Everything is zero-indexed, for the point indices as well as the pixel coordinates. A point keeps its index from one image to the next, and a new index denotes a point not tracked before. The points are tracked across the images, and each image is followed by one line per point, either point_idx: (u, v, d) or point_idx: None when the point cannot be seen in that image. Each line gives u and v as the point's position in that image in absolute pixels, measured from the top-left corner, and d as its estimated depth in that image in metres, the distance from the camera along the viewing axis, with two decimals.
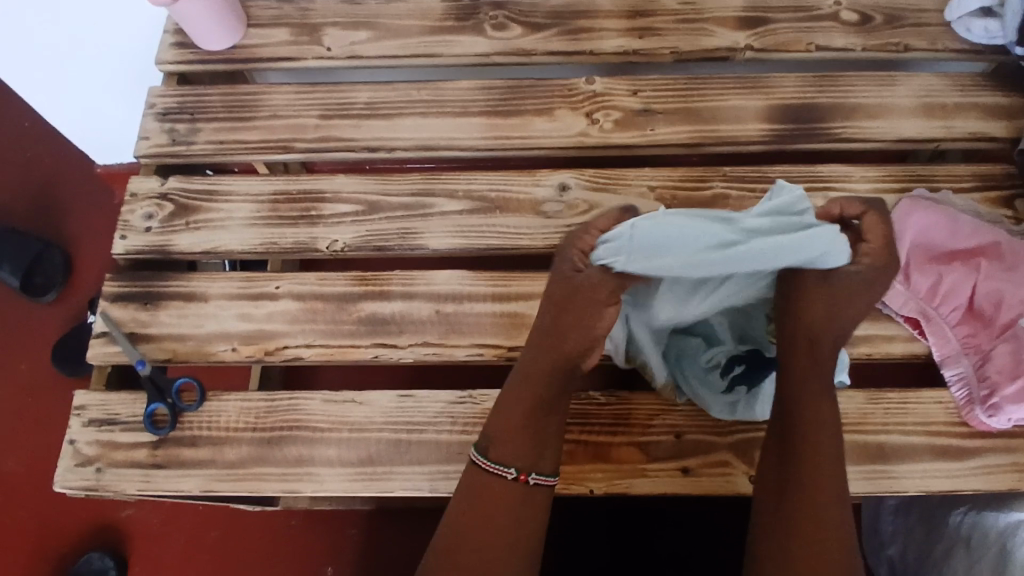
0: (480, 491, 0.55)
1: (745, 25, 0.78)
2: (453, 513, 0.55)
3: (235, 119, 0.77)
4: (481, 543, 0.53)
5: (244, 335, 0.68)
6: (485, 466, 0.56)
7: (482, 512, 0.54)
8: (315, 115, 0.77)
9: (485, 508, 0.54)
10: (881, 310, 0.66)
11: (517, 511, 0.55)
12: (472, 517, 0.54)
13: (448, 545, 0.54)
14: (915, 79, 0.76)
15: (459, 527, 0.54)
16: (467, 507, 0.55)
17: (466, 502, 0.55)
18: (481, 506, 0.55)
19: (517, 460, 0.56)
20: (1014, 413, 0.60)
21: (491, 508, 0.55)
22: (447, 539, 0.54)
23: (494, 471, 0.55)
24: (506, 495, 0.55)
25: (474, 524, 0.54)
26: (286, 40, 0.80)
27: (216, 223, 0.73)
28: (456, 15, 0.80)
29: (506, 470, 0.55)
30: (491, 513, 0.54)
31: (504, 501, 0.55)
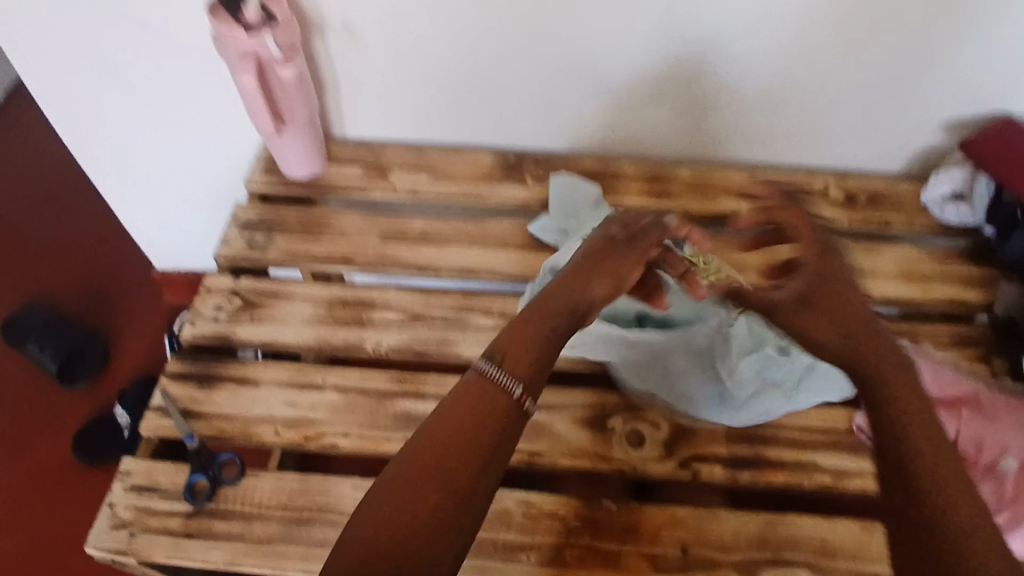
0: (462, 407, 0.53)
1: (747, 195, 0.92)
2: (391, 479, 0.50)
3: (305, 234, 0.89)
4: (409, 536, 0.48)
5: (288, 420, 0.74)
6: (488, 374, 0.55)
7: (425, 476, 0.50)
8: (375, 238, 0.88)
9: (437, 462, 0.50)
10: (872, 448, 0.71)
11: (465, 489, 0.50)
12: (429, 454, 0.51)
13: (398, 479, 0.50)
14: (896, 251, 0.88)
15: (389, 509, 0.49)
16: (414, 466, 0.50)
17: (422, 463, 0.50)
18: (443, 449, 0.51)
19: (514, 378, 0.55)
20: None
21: (446, 464, 0.50)
22: (372, 520, 0.48)
23: (500, 382, 0.54)
24: (456, 490, 0.50)
25: (425, 469, 0.50)
26: (359, 175, 0.94)
27: (277, 318, 0.82)
28: (504, 168, 0.95)
29: (515, 389, 0.54)
30: (451, 469, 0.50)
31: (477, 401, 0.54)
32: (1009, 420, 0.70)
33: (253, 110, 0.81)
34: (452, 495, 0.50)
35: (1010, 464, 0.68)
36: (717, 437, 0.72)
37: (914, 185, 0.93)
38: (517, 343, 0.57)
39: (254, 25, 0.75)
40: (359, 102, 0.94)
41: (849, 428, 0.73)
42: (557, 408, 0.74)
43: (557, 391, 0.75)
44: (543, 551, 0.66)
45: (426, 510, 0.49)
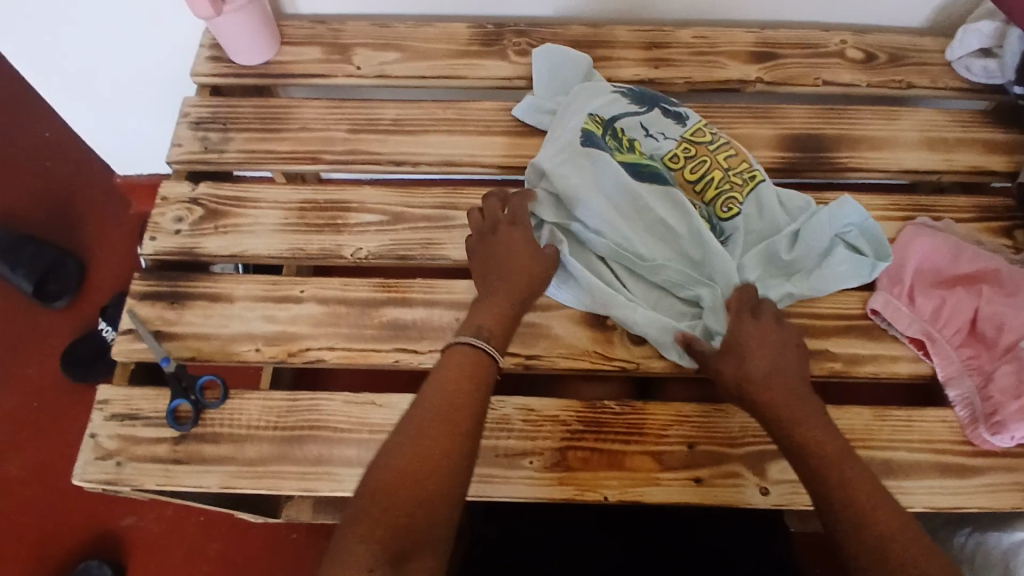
0: (465, 368, 0.56)
1: (755, 59, 0.82)
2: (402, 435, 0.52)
3: (265, 131, 0.80)
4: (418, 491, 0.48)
5: (268, 336, 0.69)
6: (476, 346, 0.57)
7: (426, 436, 0.51)
8: (344, 130, 0.80)
9: (436, 425, 0.52)
10: (887, 331, 0.69)
11: (462, 443, 0.51)
12: (428, 420, 0.52)
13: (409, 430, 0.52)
14: (918, 115, 0.80)
15: (396, 472, 0.49)
16: (412, 433, 0.51)
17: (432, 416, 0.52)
18: (448, 410, 0.53)
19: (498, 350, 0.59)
20: (1018, 432, 0.61)
21: (442, 424, 0.52)
22: (380, 476, 0.49)
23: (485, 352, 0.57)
24: (453, 447, 0.51)
25: (425, 431, 0.51)
26: (317, 58, 0.84)
27: (244, 228, 0.75)
28: (481, 41, 0.84)
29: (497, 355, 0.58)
30: (450, 427, 0.52)
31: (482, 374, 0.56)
32: None
33: None
34: (451, 450, 0.51)
35: None
36: None
37: (938, 39, 0.84)
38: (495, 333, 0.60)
39: None
40: None
41: (864, 311, 0.69)
42: (554, 307, 0.70)
43: None
44: (547, 455, 0.64)
45: (432, 468, 0.50)
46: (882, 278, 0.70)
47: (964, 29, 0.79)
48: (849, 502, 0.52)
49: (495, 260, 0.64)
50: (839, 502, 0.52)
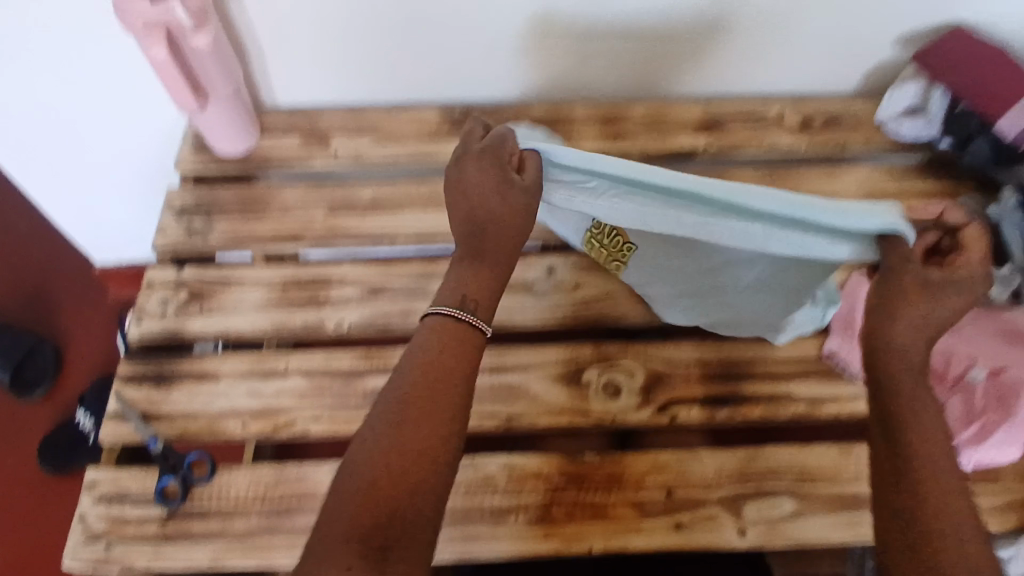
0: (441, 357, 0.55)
1: (703, 130, 0.90)
2: (375, 436, 0.52)
3: (247, 215, 0.84)
4: (401, 492, 0.50)
5: (254, 411, 0.71)
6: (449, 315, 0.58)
7: (404, 437, 0.52)
8: (323, 210, 0.84)
9: (421, 412, 0.53)
10: (844, 372, 0.73)
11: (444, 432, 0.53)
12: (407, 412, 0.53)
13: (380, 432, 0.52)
14: (854, 173, 0.87)
15: (377, 473, 0.50)
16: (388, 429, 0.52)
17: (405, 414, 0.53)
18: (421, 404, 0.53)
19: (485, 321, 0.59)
20: (975, 457, 0.65)
21: (423, 415, 0.53)
22: (360, 476, 0.50)
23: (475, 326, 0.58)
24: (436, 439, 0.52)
25: (407, 429, 0.52)
26: (296, 145, 0.90)
27: (228, 307, 0.78)
28: (450, 124, 0.91)
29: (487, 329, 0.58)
30: (431, 419, 0.53)
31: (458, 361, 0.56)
32: (973, 330, 0.71)
33: (170, 87, 0.76)
34: (432, 446, 0.52)
35: (979, 374, 0.68)
36: (691, 378, 0.72)
37: (866, 104, 0.92)
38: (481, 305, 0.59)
39: None
40: (289, 68, 0.89)
41: (820, 353, 0.74)
42: (530, 367, 0.73)
43: (529, 351, 0.74)
44: (531, 511, 0.66)
45: (414, 463, 0.51)
46: (834, 321, 0.75)
47: (892, 90, 0.87)
48: (918, 520, 0.50)
49: (475, 218, 0.61)
50: (912, 509, 0.51)
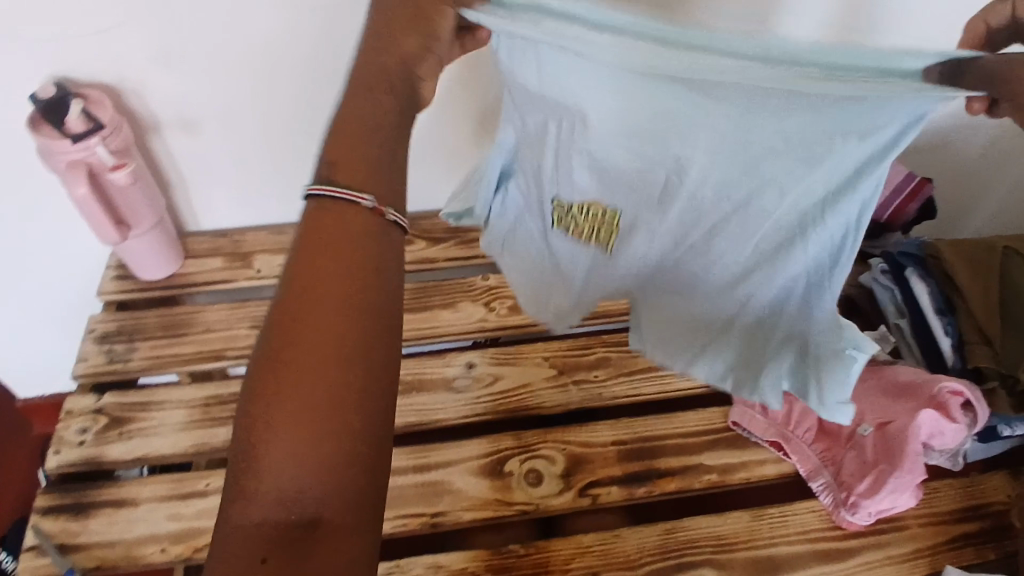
0: (327, 232, 0.47)
1: None
2: (271, 352, 0.44)
3: (170, 336, 0.86)
4: (299, 434, 0.42)
5: (174, 534, 0.70)
6: (321, 198, 0.47)
7: (292, 370, 0.43)
8: (246, 327, 0.87)
9: (317, 307, 0.45)
10: (749, 439, 0.77)
11: (355, 361, 0.44)
12: (293, 337, 0.44)
13: (281, 348, 0.44)
14: None
15: (268, 396, 0.43)
16: (274, 356, 0.44)
17: (297, 313, 0.44)
18: (320, 315, 0.44)
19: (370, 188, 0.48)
20: (872, 507, 0.69)
21: (312, 332, 0.44)
22: (248, 415, 0.43)
23: (346, 197, 0.47)
24: (337, 359, 0.44)
25: (301, 334, 0.44)
26: (220, 266, 0.93)
27: (149, 430, 0.78)
28: None
29: (364, 198, 0.47)
30: (334, 335, 0.44)
31: (354, 234, 0.47)
32: (862, 386, 0.76)
33: (94, 223, 0.80)
34: (353, 351, 0.44)
35: (868, 428, 0.73)
36: (610, 458, 0.75)
37: None
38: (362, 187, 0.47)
39: (80, 133, 0.74)
40: (211, 194, 0.94)
41: (726, 423, 0.78)
42: (452, 463, 0.75)
43: (451, 446, 0.76)
44: None
45: (315, 390, 0.43)
46: None
47: None
48: None
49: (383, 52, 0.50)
50: None
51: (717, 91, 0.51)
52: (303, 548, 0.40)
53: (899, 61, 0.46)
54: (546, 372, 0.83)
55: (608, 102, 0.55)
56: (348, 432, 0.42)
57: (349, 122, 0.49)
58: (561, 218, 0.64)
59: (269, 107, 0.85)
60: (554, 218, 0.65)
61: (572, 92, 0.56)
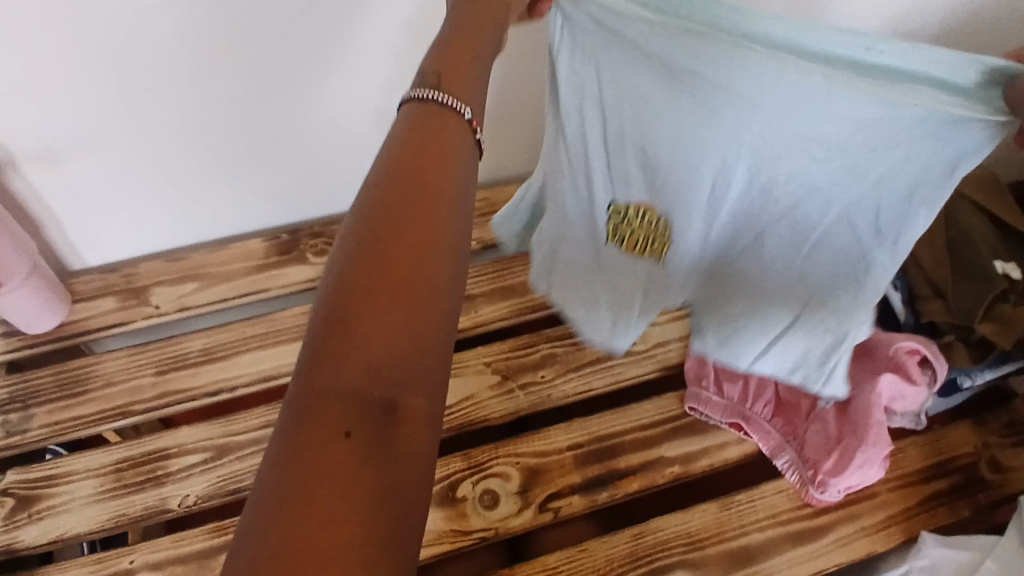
0: (424, 137, 0.41)
1: None
2: (347, 259, 0.36)
3: (66, 396, 0.76)
4: (390, 341, 0.34)
5: None
6: (427, 100, 0.43)
7: (392, 265, 0.36)
8: (151, 374, 0.78)
9: (404, 216, 0.37)
10: (708, 422, 0.73)
11: (449, 274, 0.37)
12: (393, 228, 0.37)
13: (365, 248, 0.36)
14: None
15: (357, 301, 0.34)
16: (366, 245, 0.36)
17: (382, 218, 0.37)
18: (402, 230, 0.37)
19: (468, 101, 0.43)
20: (840, 484, 0.66)
21: (412, 227, 0.37)
22: (318, 321, 0.34)
23: (443, 103, 0.42)
24: (434, 281, 0.36)
25: (388, 238, 0.36)
26: (113, 307, 0.83)
27: (60, 508, 0.69)
28: (279, 251, 0.88)
29: (462, 108, 0.43)
30: (426, 252, 0.36)
31: (457, 162, 0.41)
32: None
33: None
34: (437, 278, 0.36)
35: (829, 400, 0.70)
36: (567, 466, 0.71)
37: None
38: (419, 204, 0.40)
39: None
40: (90, 226, 0.83)
41: (683, 409, 0.74)
42: None
43: None
44: None
45: (414, 296, 0.35)
46: (689, 373, 0.75)
47: None
48: None
49: (465, 21, 0.47)
50: None
51: (747, 87, 0.49)
52: (379, 472, 0.31)
53: (951, 76, 0.47)
54: (489, 380, 0.77)
55: (637, 100, 0.54)
56: (434, 357, 0.35)
57: (456, 42, 0.46)
58: (615, 229, 0.61)
59: (145, 125, 0.75)
60: (607, 229, 0.61)
61: (617, 95, 0.55)
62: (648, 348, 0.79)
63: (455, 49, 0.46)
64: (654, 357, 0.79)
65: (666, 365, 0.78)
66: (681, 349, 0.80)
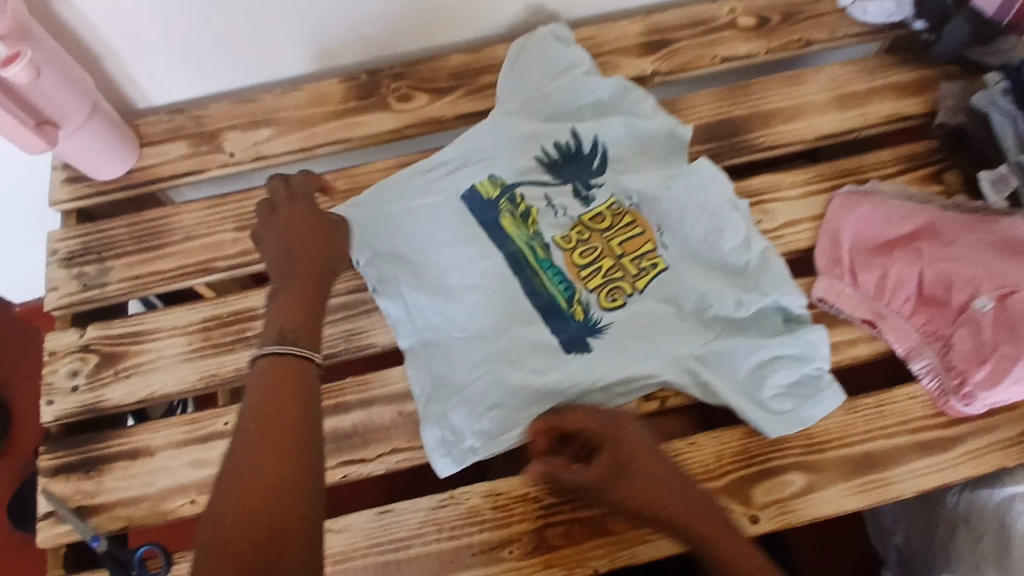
0: (280, 383, 0.51)
1: (647, 51, 0.78)
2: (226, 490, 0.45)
3: (145, 249, 0.73)
4: (280, 544, 0.43)
5: (201, 483, 0.63)
6: (281, 353, 0.53)
7: (269, 457, 0.46)
8: (231, 229, 0.73)
9: (274, 446, 0.47)
10: (837, 317, 0.67)
11: (306, 445, 0.48)
12: (252, 451, 0.47)
13: (230, 476, 0.46)
14: (823, 72, 0.76)
15: (234, 512, 0.44)
16: (239, 473, 0.46)
17: (255, 435, 0.47)
18: (276, 440, 0.47)
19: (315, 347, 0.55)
20: (989, 398, 0.60)
21: (280, 444, 0.47)
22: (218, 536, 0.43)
23: (301, 354, 0.54)
24: (289, 483, 0.46)
25: (256, 448, 0.47)
26: (185, 153, 0.77)
27: (147, 367, 0.68)
28: (357, 94, 0.78)
29: (312, 355, 0.54)
30: (277, 468, 0.46)
31: (301, 375, 0.52)
32: (970, 242, 0.65)
33: (8, 132, 0.63)
34: (303, 474, 0.46)
35: (986, 303, 0.61)
36: None
37: None
38: (266, 421, 0.48)
39: None
40: (149, 61, 0.74)
41: (810, 301, 0.67)
42: None
43: None
44: (525, 540, 0.60)
45: (269, 514, 0.44)
46: (821, 261, 0.68)
47: None
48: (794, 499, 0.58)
49: (313, 243, 0.64)
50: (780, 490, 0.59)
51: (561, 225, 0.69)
52: None
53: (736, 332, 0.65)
54: None
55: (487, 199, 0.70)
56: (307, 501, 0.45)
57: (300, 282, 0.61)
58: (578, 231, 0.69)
59: None
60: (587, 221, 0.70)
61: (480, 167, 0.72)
62: (776, 227, 0.70)
63: (302, 236, 0.64)
64: (782, 238, 0.70)
65: (794, 248, 0.70)
66: (813, 230, 0.70)
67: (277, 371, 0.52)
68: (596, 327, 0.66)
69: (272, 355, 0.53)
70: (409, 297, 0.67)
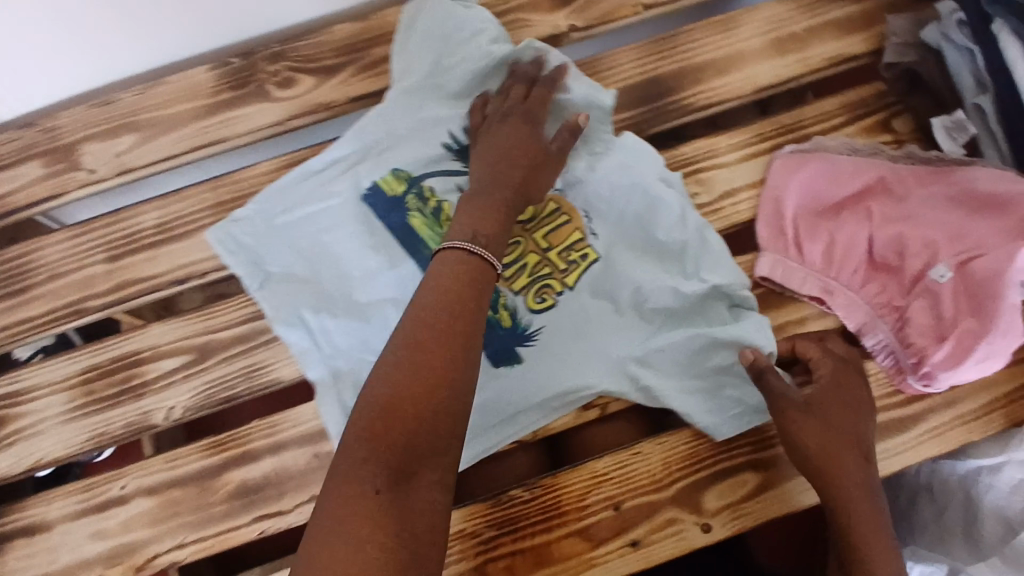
0: (448, 284, 0.47)
1: (558, 4, 0.68)
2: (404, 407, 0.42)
3: (7, 295, 0.63)
4: (412, 437, 0.41)
5: (106, 556, 0.57)
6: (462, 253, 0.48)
7: (432, 375, 0.43)
8: (102, 260, 0.64)
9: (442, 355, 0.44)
10: (783, 294, 0.61)
11: (462, 374, 0.44)
12: (424, 352, 0.44)
13: (389, 397, 0.42)
14: (758, 12, 0.67)
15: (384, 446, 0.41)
16: (404, 360, 0.43)
17: (429, 353, 0.43)
18: (427, 373, 0.43)
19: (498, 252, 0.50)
20: (949, 378, 0.55)
21: (455, 344, 0.44)
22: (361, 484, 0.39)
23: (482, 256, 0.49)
24: (437, 412, 0.42)
25: (425, 376, 0.43)
26: (39, 174, 0.66)
27: (28, 431, 0.60)
28: (230, 83, 0.68)
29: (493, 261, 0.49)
30: (439, 396, 0.43)
31: (476, 281, 0.48)
32: (921, 199, 0.59)
33: None
34: (452, 407, 0.43)
35: (945, 273, 0.56)
36: None
37: None
38: (429, 335, 0.44)
39: None
40: None
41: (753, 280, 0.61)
42: None
43: None
44: None
45: (431, 399, 0.42)
46: (763, 234, 0.61)
47: None
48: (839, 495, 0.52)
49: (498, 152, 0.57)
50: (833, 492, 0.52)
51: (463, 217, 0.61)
52: None
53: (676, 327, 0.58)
54: None
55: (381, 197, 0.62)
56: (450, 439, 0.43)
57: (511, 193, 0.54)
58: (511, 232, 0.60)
59: None
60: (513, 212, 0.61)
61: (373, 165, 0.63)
62: (714, 200, 0.63)
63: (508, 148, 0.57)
64: (720, 212, 0.63)
65: (735, 222, 0.63)
66: (753, 200, 0.63)
67: (433, 281, 0.47)
68: (524, 334, 0.59)
69: (455, 251, 0.48)
70: (313, 322, 0.60)
